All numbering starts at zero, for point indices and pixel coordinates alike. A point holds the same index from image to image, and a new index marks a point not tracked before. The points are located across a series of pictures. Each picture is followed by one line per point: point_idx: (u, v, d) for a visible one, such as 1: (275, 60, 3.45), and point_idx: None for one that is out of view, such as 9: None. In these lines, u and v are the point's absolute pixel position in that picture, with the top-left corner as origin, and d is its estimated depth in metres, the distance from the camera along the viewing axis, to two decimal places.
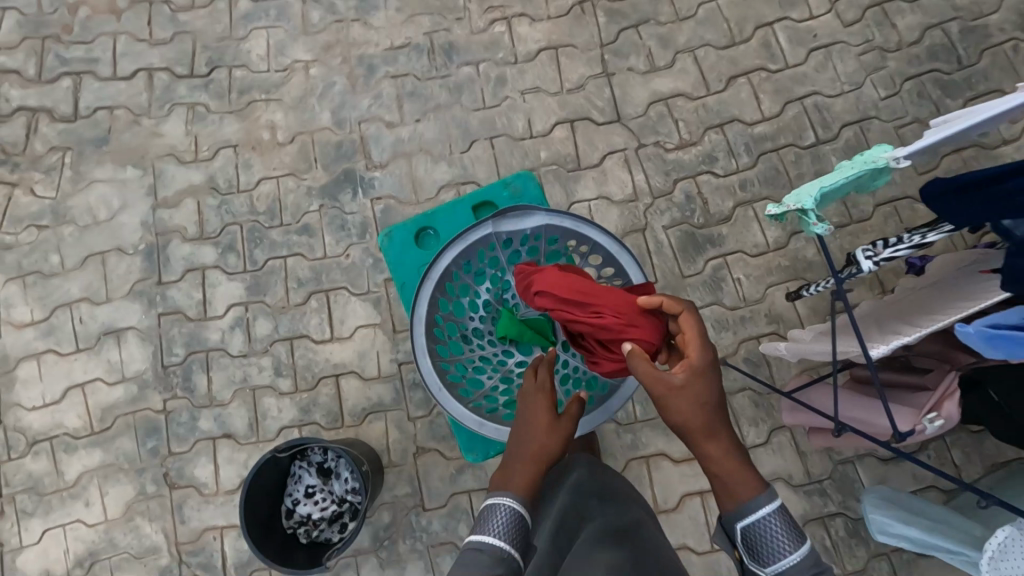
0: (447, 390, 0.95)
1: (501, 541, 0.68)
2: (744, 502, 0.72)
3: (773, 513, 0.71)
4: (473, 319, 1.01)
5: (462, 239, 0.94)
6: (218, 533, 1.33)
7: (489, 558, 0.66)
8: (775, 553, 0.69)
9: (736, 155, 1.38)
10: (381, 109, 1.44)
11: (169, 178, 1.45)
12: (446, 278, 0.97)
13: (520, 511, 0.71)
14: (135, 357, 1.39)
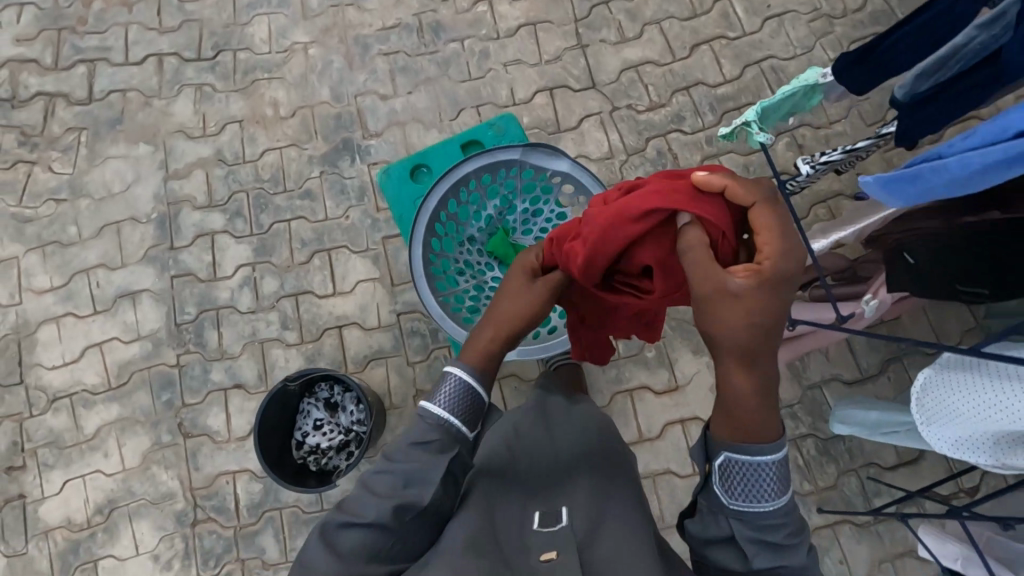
0: (427, 278, 1.03)
1: (442, 410, 0.79)
2: (754, 444, 0.71)
3: (773, 464, 0.71)
4: (472, 229, 1.10)
5: (490, 156, 1.03)
6: (231, 478, 1.40)
7: (427, 425, 0.79)
8: (758, 498, 0.72)
9: (702, 114, 1.51)
10: (376, 83, 1.57)
11: (179, 152, 1.56)
12: (461, 185, 1.05)
13: (468, 382, 0.81)
14: (149, 317, 1.48)
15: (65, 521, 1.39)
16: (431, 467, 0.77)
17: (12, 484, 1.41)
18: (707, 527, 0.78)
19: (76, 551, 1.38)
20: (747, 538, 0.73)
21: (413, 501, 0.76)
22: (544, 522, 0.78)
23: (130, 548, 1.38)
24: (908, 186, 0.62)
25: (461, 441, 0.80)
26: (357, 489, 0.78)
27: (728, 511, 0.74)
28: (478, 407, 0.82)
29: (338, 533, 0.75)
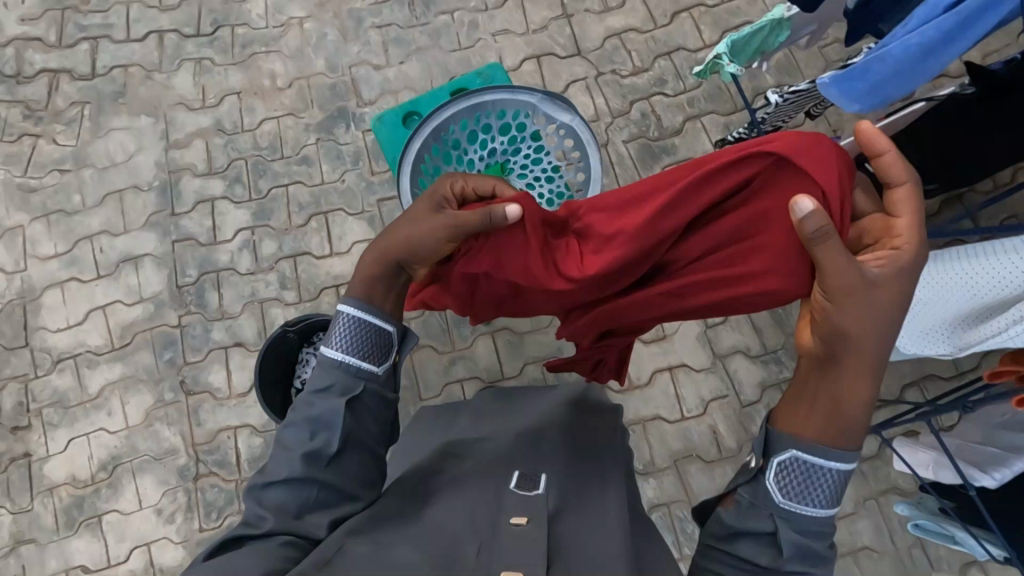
0: (412, 172, 1.07)
1: (338, 352, 0.80)
2: (828, 450, 0.72)
3: (837, 472, 0.73)
4: (477, 152, 1.12)
5: (512, 91, 1.05)
6: (232, 433, 1.44)
7: (325, 371, 0.79)
8: (811, 500, 0.73)
9: (683, 78, 1.58)
10: (370, 54, 1.63)
11: (180, 123, 1.61)
12: (479, 109, 1.08)
13: (359, 317, 0.81)
14: (151, 280, 1.52)
15: (70, 478, 1.42)
16: (333, 408, 0.77)
17: (18, 444, 1.44)
18: (748, 519, 0.76)
19: (81, 507, 1.41)
20: (791, 536, 0.73)
21: (321, 447, 0.76)
22: (521, 484, 0.75)
23: (133, 502, 1.41)
24: (861, 83, 0.72)
25: (368, 375, 0.81)
26: (275, 449, 0.78)
27: (774, 509, 0.74)
28: (380, 338, 0.82)
29: (265, 492, 0.74)
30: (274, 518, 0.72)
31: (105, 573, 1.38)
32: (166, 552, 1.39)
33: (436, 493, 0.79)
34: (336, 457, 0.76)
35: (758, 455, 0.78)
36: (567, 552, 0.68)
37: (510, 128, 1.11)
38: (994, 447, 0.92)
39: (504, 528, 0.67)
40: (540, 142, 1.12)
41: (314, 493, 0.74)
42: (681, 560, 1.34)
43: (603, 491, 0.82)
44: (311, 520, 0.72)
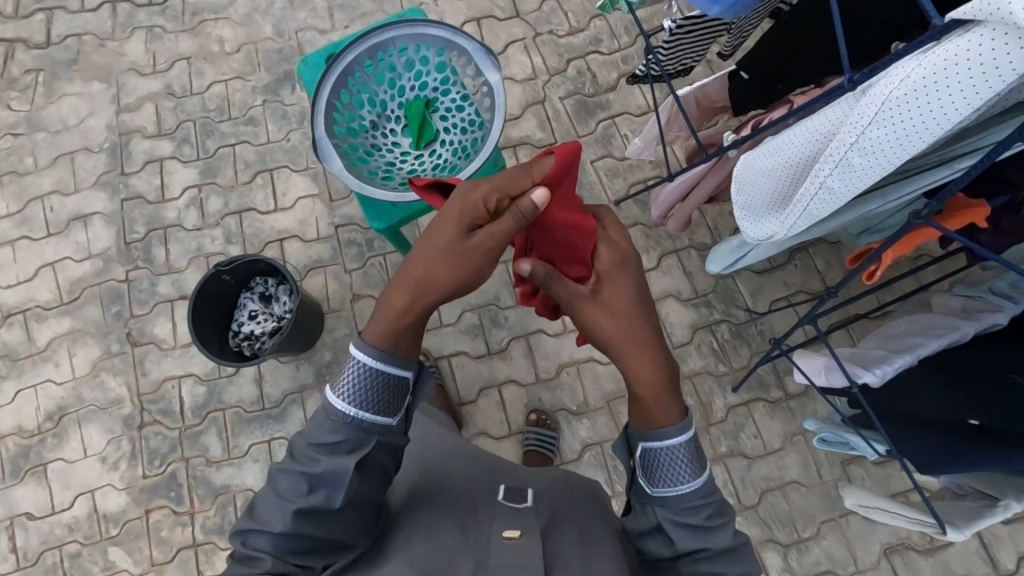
0: (336, 82, 1.05)
1: (347, 404, 0.70)
2: (658, 429, 0.73)
3: (683, 445, 0.72)
4: (410, 81, 1.10)
5: (451, 34, 1.05)
6: (176, 381, 1.47)
7: (332, 425, 0.70)
8: (674, 480, 0.72)
9: (618, 37, 1.63)
10: (316, 20, 1.68)
11: (131, 88, 1.66)
12: (421, 40, 1.07)
13: (381, 369, 0.71)
14: (101, 236, 1.56)
15: (16, 428, 1.45)
16: (341, 468, 0.70)
17: None
18: (640, 517, 0.76)
19: (27, 456, 1.44)
20: (673, 525, 0.72)
21: (324, 504, 0.69)
22: (509, 498, 0.83)
23: (78, 451, 1.44)
24: None
25: (382, 430, 0.72)
26: (268, 491, 0.71)
27: (652, 499, 0.74)
28: (398, 388, 0.72)
29: (255, 534, 0.68)
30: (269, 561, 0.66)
31: (50, 520, 1.40)
32: (109, 498, 1.41)
33: (422, 506, 0.81)
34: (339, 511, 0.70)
35: (626, 457, 0.78)
36: (560, 565, 0.73)
37: (447, 69, 1.10)
38: (881, 351, 0.95)
39: (500, 542, 0.73)
40: (467, 91, 1.11)
41: (309, 543, 0.68)
42: (613, 498, 1.37)
43: (592, 517, 0.85)
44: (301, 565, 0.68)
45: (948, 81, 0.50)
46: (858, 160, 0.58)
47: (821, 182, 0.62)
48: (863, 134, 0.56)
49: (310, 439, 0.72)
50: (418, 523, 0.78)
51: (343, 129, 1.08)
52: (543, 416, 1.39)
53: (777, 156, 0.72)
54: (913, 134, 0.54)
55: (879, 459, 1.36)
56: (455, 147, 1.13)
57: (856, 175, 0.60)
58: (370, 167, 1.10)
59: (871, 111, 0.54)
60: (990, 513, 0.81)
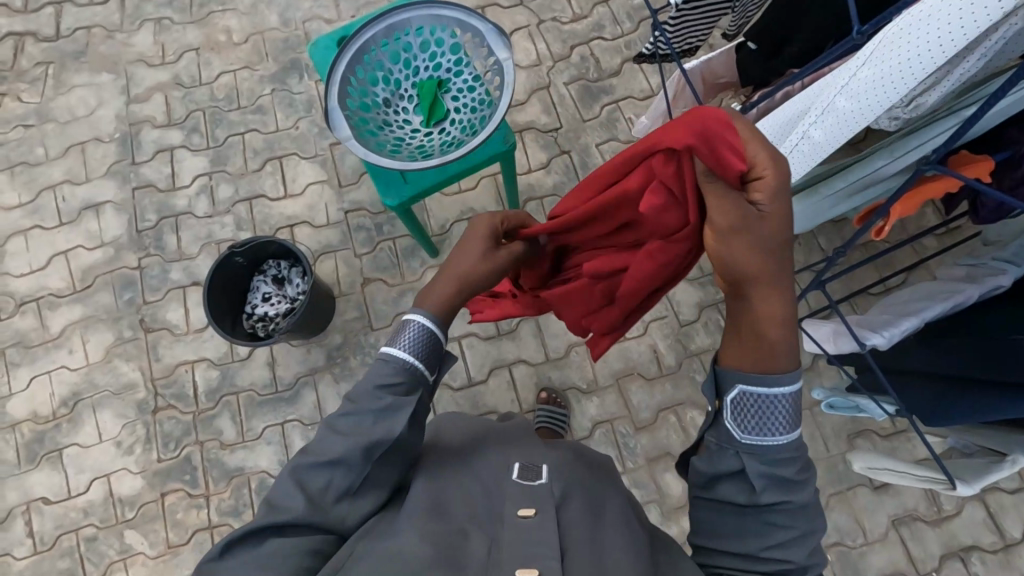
0: (353, 58, 1.07)
1: (406, 353, 0.74)
2: (769, 375, 0.66)
3: (789, 395, 0.66)
4: (424, 62, 1.13)
5: (466, 15, 1.06)
6: (189, 366, 1.49)
7: (388, 368, 0.73)
8: (769, 431, 0.67)
9: (620, 23, 1.65)
10: (321, 10, 1.70)
11: (139, 79, 1.67)
12: (437, 22, 1.09)
13: (428, 326, 0.75)
14: (112, 225, 1.57)
15: (31, 414, 1.46)
16: (399, 406, 0.72)
17: None
18: (717, 460, 0.71)
19: (42, 441, 1.45)
20: (757, 472, 0.68)
21: (381, 441, 0.70)
22: (523, 474, 0.75)
23: (93, 436, 1.45)
24: None
25: (423, 378, 0.75)
26: (323, 433, 0.72)
27: (738, 447, 0.69)
28: (436, 347, 0.76)
29: (308, 475, 0.69)
30: (306, 507, 0.66)
31: (66, 504, 1.41)
32: (124, 482, 1.42)
33: (435, 474, 0.76)
34: (386, 452, 0.72)
35: (712, 398, 0.72)
36: (571, 544, 0.67)
37: (461, 52, 1.13)
38: (886, 317, 0.97)
39: (516, 520, 0.67)
40: (479, 73, 1.14)
41: (356, 485, 0.69)
42: (624, 474, 1.38)
43: (603, 490, 0.81)
44: (342, 509, 0.69)
45: (937, 18, 0.54)
46: (843, 105, 0.63)
47: (804, 132, 0.66)
48: (855, 77, 0.61)
49: (368, 382, 0.73)
50: (429, 484, 0.73)
51: (355, 103, 1.10)
52: (554, 394, 1.41)
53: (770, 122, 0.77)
54: (897, 76, 0.58)
55: (886, 432, 1.37)
56: (464, 125, 1.14)
57: (842, 123, 0.63)
58: (378, 140, 1.12)
59: (868, 52, 0.60)
60: (998, 469, 0.84)
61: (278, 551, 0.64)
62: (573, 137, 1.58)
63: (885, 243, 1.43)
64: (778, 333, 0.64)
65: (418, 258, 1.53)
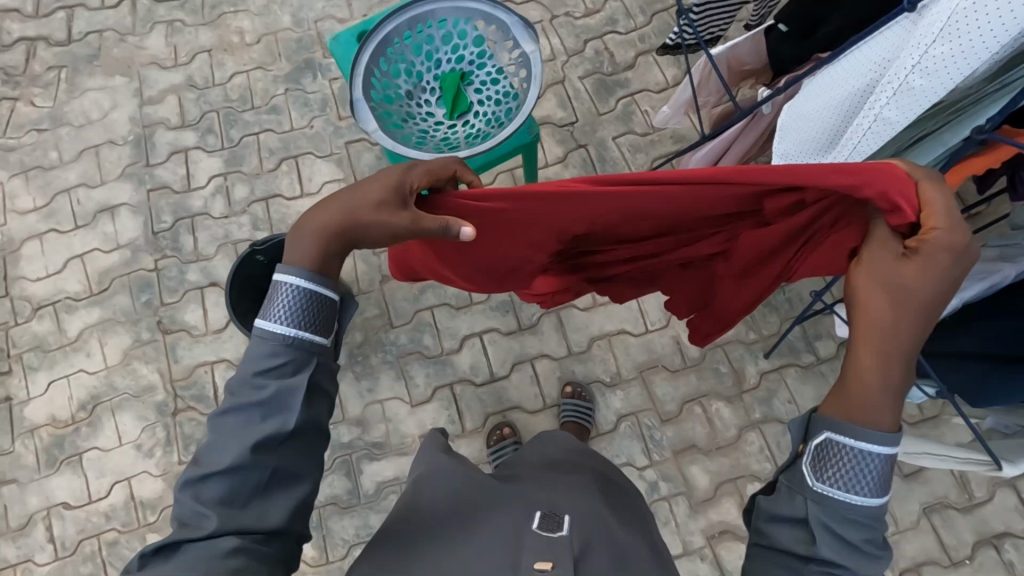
0: (376, 51, 1.06)
1: (285, 328, 0.68)
2: (861, 429, 0.64)
3: (879, 456, 0.64)
4: (447, 54, 1.12)
5: (491, 7, 1.06)
6: (209, 367, 1.47)
7: (270, 349, 0.68)
8: (850, 487, 0.64)
9: (634, 17, 1.65)
10: (334, 9, 1.71)
11: (152, 81, 1.67)
12: (461, 14, 1.08)
13: (306, 290, 0.69)
14: (127, 227, 1.57)
15: (50, 419, 1.45)
16: (286, 387, 0.68)
17: None
18: (783, 505, 0.69)
19: (61, 446, 1.44)
20: (823, 523, 0.64)
21: (273, 431, 0.66)
22: (544, 525, 0.73)
23: (113, 439, 1.44)
24: None
25: (319, 349, 0.70)
26: (210, 436, 0.67)
27: (809, 492, 0.66)
28: (325, 308, 0.71)
29: (204, 485, 0.65)
30: (217, 515, 0.63)
31: (87, 509, 1.40)
32: (146, 485, 1.41)
33: (457, 528, 0.76)
34: (286, 441, 0.67)
35: (798, 439, 0.69)
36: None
37: (484, 44, 1.12)
38: None
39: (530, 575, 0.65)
40: (502, 65, 1.13)
41: (265, 481, 0.66)
42: (650, 467, 1.37)
43: (613, 522, 0.82)
44: (256, 507, 0.65)
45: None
46: (918, 83, 0.64)
47: (877, 111, 0.68)
48: (926, 54, 0.62)
49: (249, 373, 0.68)
50: (459, 539, 0.74)
51: (379, 95, 1.10)
52: (579, 388, 1.40)
53: (824, 99, 0.77)
54: (972, 50, 0.60)
55: (914, 420, 1.33)
56: (488, 117, 1.14)
57: (917, 101, 0.65)
58: (403, 132, 1.11)
59: (936, 29, 0.60)
60: None
61: (190, 564, 0.61)
62: (590, 131, 1.57)
63: None
64: (879, 389, 0.63)
65: None
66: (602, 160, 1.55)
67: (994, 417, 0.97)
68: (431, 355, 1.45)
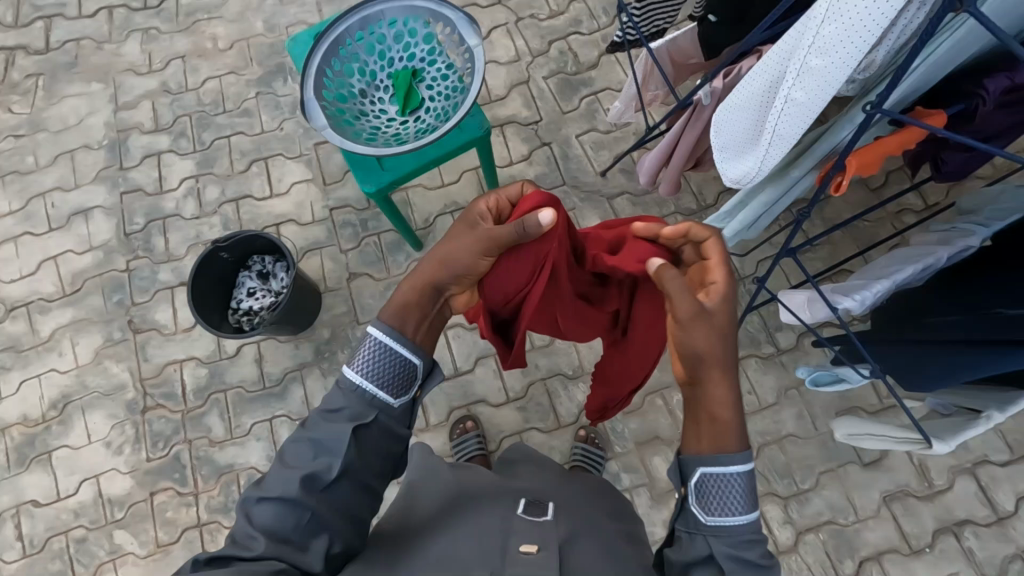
0: (328, 50, 1.09)
1: (360, 377, 0.76)
2: (725, 454, 0.70)
3: (741, 476, 0.70)
4: (399, 53, 1.15)
5: (438, 5, 1.10)
6: (178, 365, 1.49)
7: (342, 394, 0.76)
8: (729, 510, 0.69)
9: (597, 17, 1.69)
10: (306, 14, 1.75)
11: (128, 87, 1.71)
12: (411, 13, 1.12)
13: (387, 346, 0.76)
14: (101, 229, 1.59)
15: (22, 418, 1.47)
16: (339, 435, 0.73)
17: None
18: (687, 550, 0.71)
19: (32, 444, 1.45)
20: (726, 554, 0.68)
21: (322, 472, 0.71)
22: (530, 511, 0.83)
23: (83, 438, 1.45)
24: None
25: (383, 407, 0.76)
26: (273, 467, 0.73)
27: (704, 530, 0.70)
28: (405, 371, 0.77)
29: (255, 507, 0.69)
30: (266, 539, 0.67)
31: (56, 506, 1.41)
32: (114, 482, 1.42)
33: (446, 524, 0.82)
34: (333, 483, 0.72)
35: (678, 484, 0.74)
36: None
37: (434, 41, 1.15)
38: (858, 281, 0.98)
39: (515, 556, 0.72)
40: (452, 61, 1.16)
41: (306, 518, 0.69)
42: (613, 459, 1.38)
43: (595, 518, 0.89)
44: (300, 541, 0.69)
45: None
46: (816, 63, 0.64)
47: (786, 94, 0.68)
48: (817, 35, 0.62)
49: (321, 411, 0.76)
50: (448, 534, 0.79)
51: (332, 94, 1.12)
52: (591, 432, 1.37)
53: (743, 90, 0.78)
54: (856, 29, 0.59)
55: (872, 409, 1.36)
56: (438, 113, 1.16)
57: (823, 80, 0.65)
58: (355, 129, 1.14)
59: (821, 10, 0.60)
60: (973, 425, 0.83)
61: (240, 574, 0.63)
62: (554, 129, 1.60)
63: (863, 219, 1.46)
64: (725, 414, 0.71)
65: (403, 251, 1.54)
66: (565, 158, 1.58)
67: (934, 397, 0.98)
68: None
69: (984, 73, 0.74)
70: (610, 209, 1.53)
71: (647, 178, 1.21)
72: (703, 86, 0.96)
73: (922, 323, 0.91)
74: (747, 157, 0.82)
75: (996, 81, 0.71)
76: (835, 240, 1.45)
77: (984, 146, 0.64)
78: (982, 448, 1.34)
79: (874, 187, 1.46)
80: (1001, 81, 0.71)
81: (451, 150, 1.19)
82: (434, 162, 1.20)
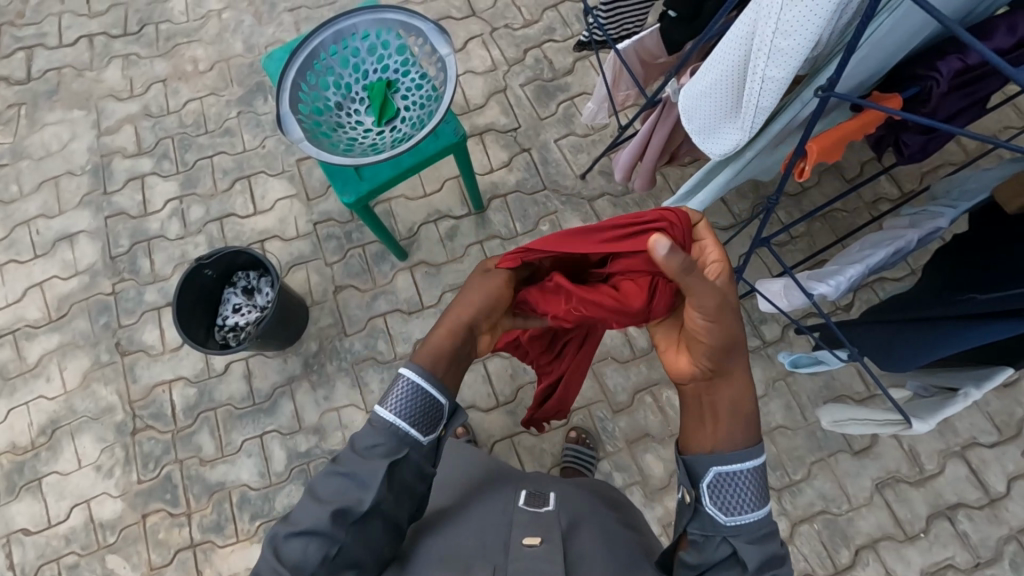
0: (303, 64, 1.11)
1: (394, 416, 0.73)
2: (740, 450, 0.74)
3: (758, 470, 0.73)
4: (373, 65, 1.17)
5: (408, 16, 1.11)
6: (166, 386, 1.49)
7: (374, 431, 0.73)
8: (744, 507, 0.73)
9: (570, 24, 1.71)
10: (284, 34, 1.78)
11: (110, 112, 1.72)
12: (382, 25, 1.14)
13: (421, 389, 0.73)
14: (86, 253, 1.60)
15: (10, 446, 1.46)
16: (363, 471, 0.71)
17: None
18: (704, 552, 0.73)
19: (21, 471, 1.44)
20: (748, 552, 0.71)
21: (351, 506, 0.70)
22: (531, 502, 0.83)
23: (72, 462, 1.45)
24: None
25: (414, 443, 0.73)
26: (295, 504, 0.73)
27: (724, 532, 0.73)
28: (433, 410, 0.74)
29: (280, 544, 0.70)
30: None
31: (47, 533, 1.40)
32: (105, 506, 1.41)
33: (445, 523, 0.81)
34: (346, 518, 0.70)
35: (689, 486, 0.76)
36: (584, 564, 0.73)
37: (407, 52, 1.17)
38: (834, 266, 0.98)
39: (520, 550, 0.73)
40: (425, 71, 1.18)
41: (330, 554, 0.69)
42: (605, 458, 1.38)
43: (598, 507, 0.89)
44: None
45: None
46: (785, 45, 0.65)
47: (762, 74, 0.68)
48: (779, 20, 0.63)
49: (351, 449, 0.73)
50: (445, 535, 0.79)
51: (308, 107, 1.14)
52: (583, 433, 1.38)
53: (710, 73, 0.78)
54: (818, 8, 0.61)
55: (860, 397, 1.38)
56: (414, 122, 1.18)
57: (792, 58, 0.66)
58: (332, 141, 1.15)
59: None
60: (950, 403, 0.84)
61: None
62: (533, 135, 1.62)
63: (841, 211, 1.49)
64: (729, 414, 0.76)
65: (388, 261, 1.55)
66: (545, 162, 1.60)
67: (916, 381, 0.98)
68: (384, 361, 1.48)
69: (934, 57, 0.76)
70: (592, 210, 1.55)
71: (622, 177, 1.23)
72: (668, 82, 0.99)
73: (898, 304, 0.92)
74: (732, 130, 0.81)
75: (948, 63, 0.73)
76: (812, 231, 1.48)
77: (945, 127, 0.66)
78: (970, 431, 1.35)
79: (850, 178, 1.48)
80: (953, 62, 0.73)
81: (427, 157, 1.20)
82: (410, 168, 1.21)
